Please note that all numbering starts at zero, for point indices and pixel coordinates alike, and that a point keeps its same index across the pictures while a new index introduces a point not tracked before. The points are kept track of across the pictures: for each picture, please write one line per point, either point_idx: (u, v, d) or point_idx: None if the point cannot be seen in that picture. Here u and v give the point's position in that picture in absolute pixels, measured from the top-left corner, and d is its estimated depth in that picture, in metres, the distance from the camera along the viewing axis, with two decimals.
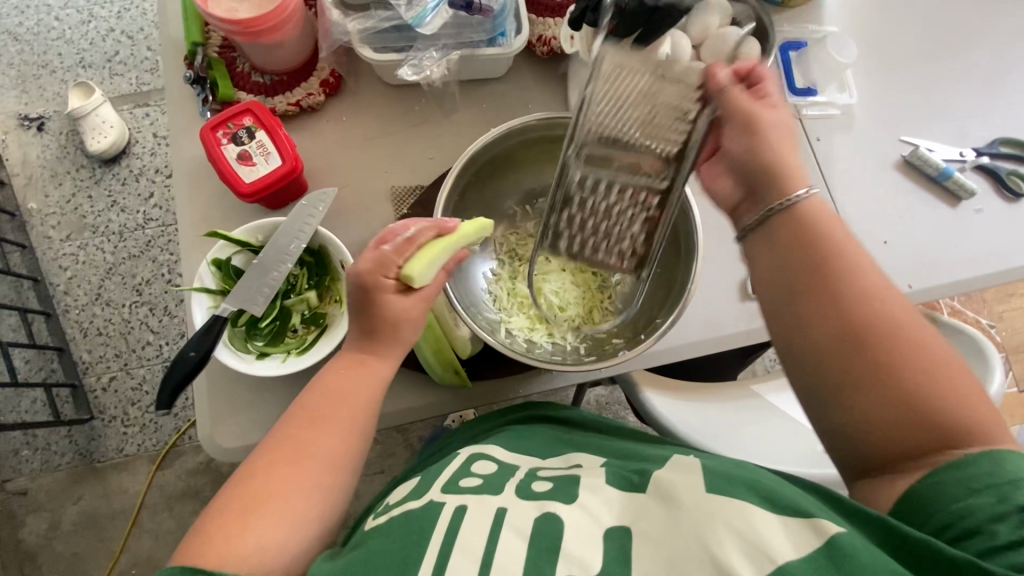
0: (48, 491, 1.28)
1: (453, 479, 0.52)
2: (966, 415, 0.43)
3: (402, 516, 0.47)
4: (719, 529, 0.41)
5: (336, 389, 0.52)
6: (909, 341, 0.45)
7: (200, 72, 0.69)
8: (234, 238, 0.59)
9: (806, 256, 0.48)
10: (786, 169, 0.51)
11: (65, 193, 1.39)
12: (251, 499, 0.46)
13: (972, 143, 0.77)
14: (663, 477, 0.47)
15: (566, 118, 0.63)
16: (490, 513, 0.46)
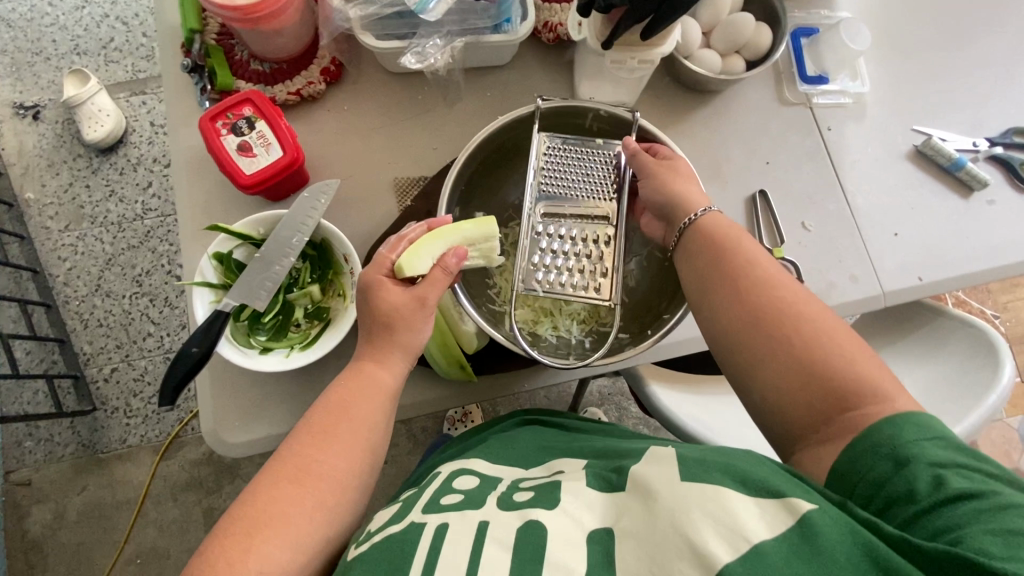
0: (52, 481, 1.28)
1: (434, 497, 0.49)
2: (874, 386, 0.42)
3: (382, 542, 0.44)
4: (696, 520, 0.38)
5: (345, 403, 0.51)
6: (813, 325, 0.46)
7: (197, 60, 0.67)
8: (235, 232, 0.58)
9: (709, 257, 0.52)
10: (681, 198, 0.55)
11: (63, 183, 1.37)
12: (251, 522, 0.44)
13: (985, 132, 0.76)
14: (638, 471, 0.45)
15: (575, 108, 0.62)
16: (472, 528, 0.43)
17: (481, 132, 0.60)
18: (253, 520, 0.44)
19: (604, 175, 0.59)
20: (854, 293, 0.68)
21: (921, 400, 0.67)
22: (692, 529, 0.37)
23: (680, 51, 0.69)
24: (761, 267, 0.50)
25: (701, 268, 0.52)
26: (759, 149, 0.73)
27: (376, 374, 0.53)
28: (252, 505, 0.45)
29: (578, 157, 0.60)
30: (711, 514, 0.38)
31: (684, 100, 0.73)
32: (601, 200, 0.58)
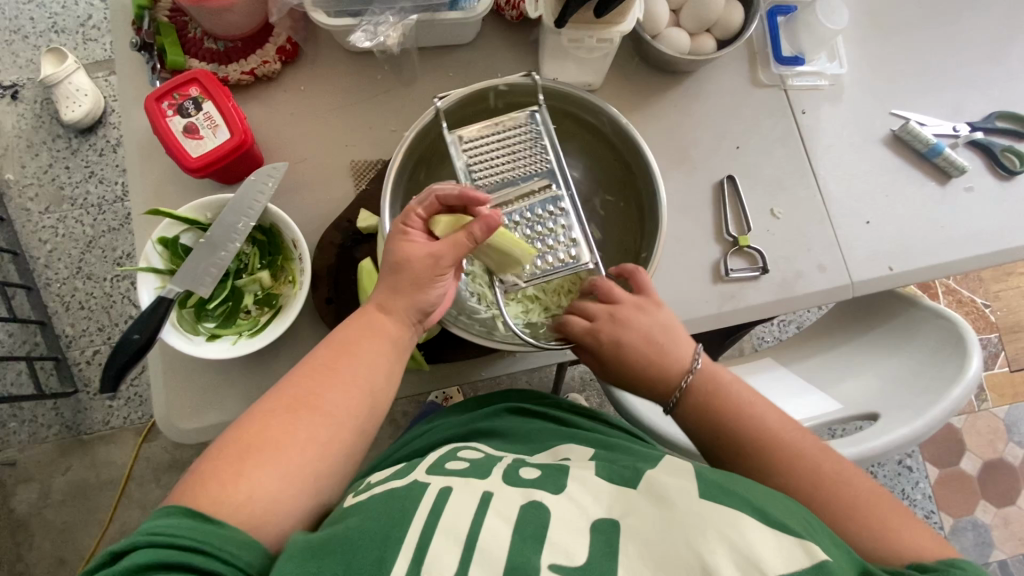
0: (37, 461, 1.29)
1: (440, 463, 0.51)
2: (855, 514, 0.46)
3: (386, 493, 0.46)
4: (712, 541, 0.38)
5: (348, 343, 0.52)
6: (803, 459, 0.49)
7: (147, 38, 0.65)
8: (179, 217, 0.57)
9: (645, 351, 0.55)
10: (673, 343, 0.56)
11: (42, 165, 1.36)
12: (248, 445, 0.45)
13: (966, 117, 0.73)
14: (658, 479, 0.45)
15: (484, 88, 0.59)
16: (475, 496, 0.44)
17: (408, 135, 0.57)
18: (249, 445, 0.45)
19: (533, 146, 0.59)
20: (822, 282, 0.67)
21: (890, 389, 0.66)
22: (706, 548, 0.38)
23: (646, 30, 0.66)
24: (679, 349, 0.56)
25: (632, 354, 0.55)
26: (730, 132, 0.70)
27: (382, 318, 0.53)
28: (248, 434, 0.45)
29: (499, 140, 0.59)
30: (729, 537, 0.38)
31: (652, 81, 0.71)
32: (539, 172, 0.58)
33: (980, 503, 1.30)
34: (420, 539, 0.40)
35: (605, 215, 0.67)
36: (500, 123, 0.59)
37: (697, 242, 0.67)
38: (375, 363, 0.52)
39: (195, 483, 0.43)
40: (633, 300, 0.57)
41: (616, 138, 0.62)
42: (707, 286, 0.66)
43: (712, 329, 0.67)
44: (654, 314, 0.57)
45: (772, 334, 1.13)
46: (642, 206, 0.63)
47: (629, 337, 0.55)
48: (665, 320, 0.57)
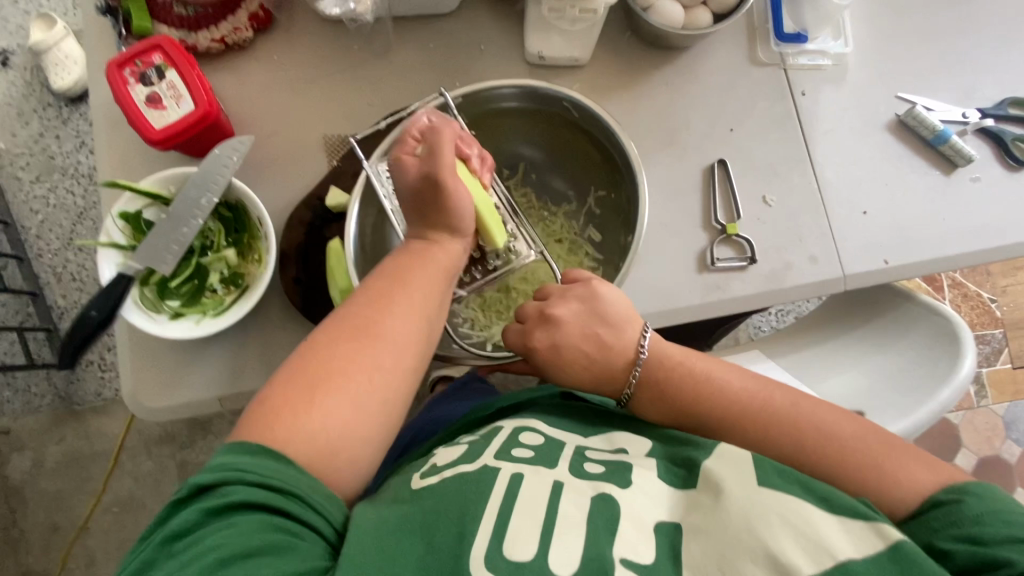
0: (31, 430, 1.31)
1: (507, 445, 0.48)
2: (859, 456, 0.45)
3: (455, 476, 0.44)
4: (777, 532, 0.38)
5: (401, 275, 0.50)
6: (782, 419, 0.49)
7: (113, 2, 0.63)
8: (141, 190, 0.55)
9: (586, 348, 0.55)
10: (614, 333, 0.54)
11: (33, 134, 1.34)
12: (318, 375, 0.44)
13: (977, 102, 0.69)
14: (711, 468, 0.43)
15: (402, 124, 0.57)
16: (547, 487, 0.43)
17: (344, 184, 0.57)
18: (307, 393, 0.43)
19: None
20: (812, 274, 0.64)
21: (879, 386, 0.64)
22: (771, 537, 0.37)
23: (637, 1, 0.62)
24: (623, 339, 0.54)
25: (572, 358, 0.55)
26: (724, 114, 0.67)
27: (431, 250, 0.52)
28: (307, 369, 0.44)
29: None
30: (790, 522, 0.38)
31: (643, 58, 0.67)
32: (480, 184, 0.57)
33: None
34: (498, 524, 0.40)
35: (602, 212, 0.63)
36: (412, 143, 0.58)
37: (683, 229, 0.65)
38: (429, 291, 0.50)
39: (253, 423, 0.42)
40: (560, 290, 0.56)
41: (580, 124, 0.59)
42: (691, 276, 0.64)
43: (696, 321, 0.65)
44: (585, 294, 0.55)
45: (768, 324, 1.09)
46: (625, 201, 0.60)
47: (566, 335, 0.55)
48: (595, 301, 0.54)
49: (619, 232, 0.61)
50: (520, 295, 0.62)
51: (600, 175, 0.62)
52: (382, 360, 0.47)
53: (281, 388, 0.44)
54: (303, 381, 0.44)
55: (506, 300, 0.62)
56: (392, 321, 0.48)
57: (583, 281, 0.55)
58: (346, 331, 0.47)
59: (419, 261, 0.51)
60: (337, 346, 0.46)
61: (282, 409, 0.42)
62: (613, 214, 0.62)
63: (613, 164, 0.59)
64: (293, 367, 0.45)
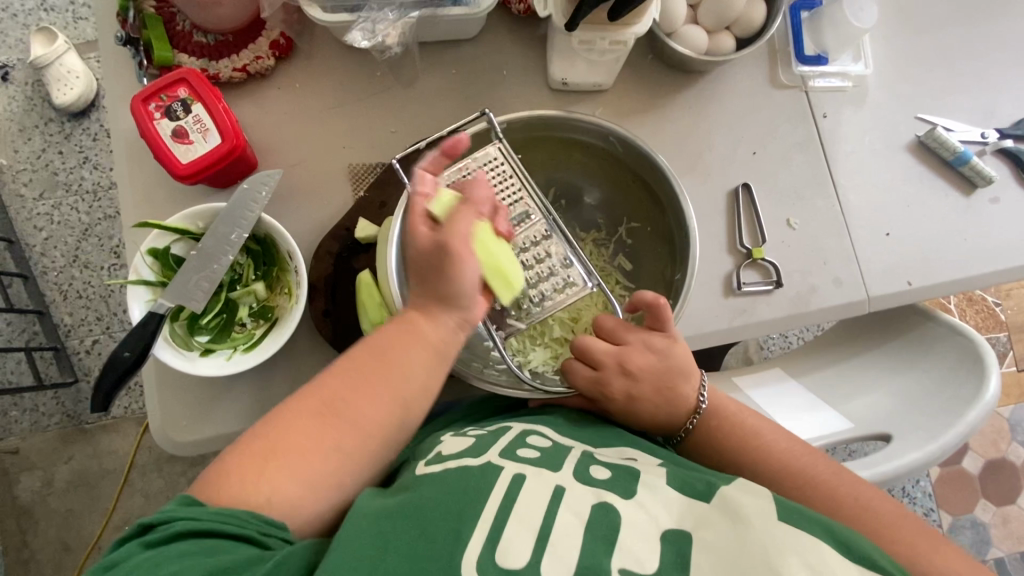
0: (39, 450, 1.27)
1: (511, 445, 0.47)
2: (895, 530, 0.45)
3: (460, 470, 0.43)
4: (791, 563, 0.36)
5: (387, 358, 0.48)
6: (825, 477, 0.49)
7: (133, 32, 0.62)
8: (169, 227, 0.54)
9: (656, 401, 0.55)
10: (679, 377, 0.55)
11: (35, 150, 1.25)
12: (271, 447, 0.43)
13: (995, 123, 0.69)
14: (731, 494, 0.41)
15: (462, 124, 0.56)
16: (549, 488, 0.42)
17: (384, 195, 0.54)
18: (269, 455, 0.42)
19: (512, 181, 0.56)
20: (838, 297, 0.64)
21: (904, 408, 0.64)
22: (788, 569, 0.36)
23: (663, 27, 0.62)
24: (685, 389, 0.55)
25: (642, 405, 0.55)
26: (747, 137, 0.67)
27: (426, 330, 0.49)
28: (273, 439, 0.43)
29: (468, 180, 0.56)
30: (809, 563, 0.36)
31: (666, 82, 0.67)
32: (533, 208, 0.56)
33: (980, 503, 1.23)
34: (495, 528, 0.38)
35: (634, 244, 0.65)
36: (460, 167, 0.56)
37: (708, 253, 0.65)
38: (411, 384, 0.48)
39: (217, 477, 0.41)
40: (637, 339, 0.56)
41: (631, 160, 0.59)
42: (718, 300, 0.64)
43: (722, 344, 0.65)
44: (661, 349, 0.55)
45: (779, 343, 1.07)
46: (669, 242, 0.60)
47: (641, 388, 0.55)
48: (670, 358, 0.55)
49: (663, 266, 0.62)
50: (555, 324, 0.60)
51: (641, 208, 0.63)
52: (348, 444, 0.45)
53: (251, 443, 0.43)
54: (267, 447, 0.43)
55: (541, 329, 0.60)
56: (367, 415, 0.46)
57: (660, 326, 0.55)
58: (325, 410, 0.45)
59: (413, 345, 0.49)
60: (311, 418, 0.45)
61: (243, 468, 0.41)
62: (655, 249, 0.63)
63: (659, 198, 0.60)
64: (262, 435, 0.43)
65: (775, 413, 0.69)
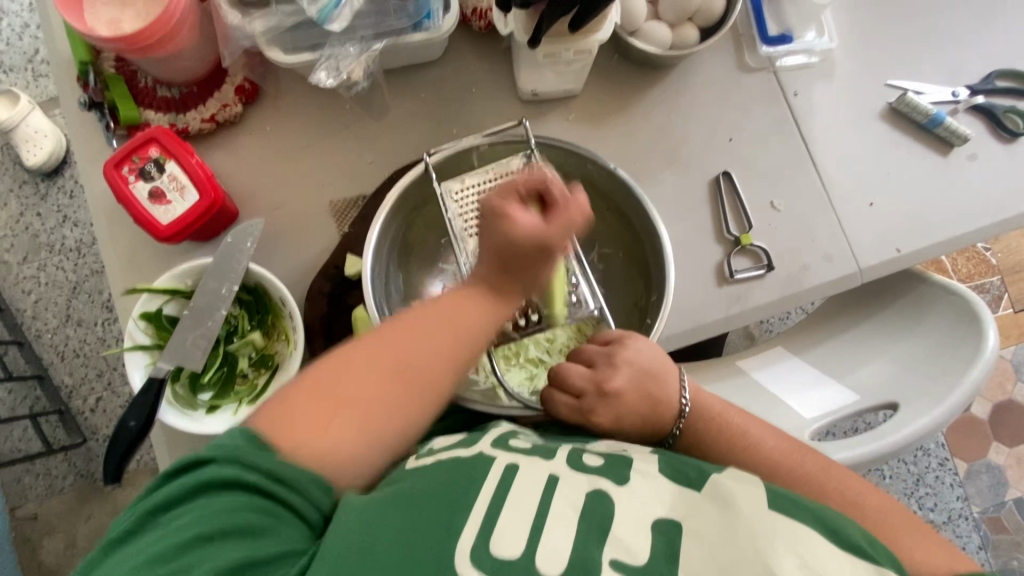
0: (58, 513, 1.17)
1: (502, 437, 0.47)
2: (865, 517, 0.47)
3: (450, 461, 0.43)
4: (780, 553, 0.36)
5: (445, 301, 0.50)
6: (811, 466, 0.51)
7: (95, 95, 0.61)
8: (158, 289, 0.54)
9: (640, 409, 0.55)
10: (655, 389, 0.55)
11: (13, 213, 1.18)
12: (329, 401, 0.44)
13: (964, 79, 0.70)
14: (721, 479, 0.41)
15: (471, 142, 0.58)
16: (543, 478, 0.41)
17: (401, 184, 0.56)
18: (335, 400, 0.45)
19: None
20: (829, 272, 0.65)
21: (905, 374, 0.65)
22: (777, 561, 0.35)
23: (625, 27, 0.62)
24: (665, 390, 0.55)
25: (628, 420, 0.55)
26: (722, 124, 0.67)
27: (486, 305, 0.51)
28: (344, 376, 0.46)
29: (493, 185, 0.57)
30: (798, 551, 0.36)
31: (635, 78, 0.67)
32: None
33: (991, 446, 1.23)
34: (487, 518, 0.38)
35: (608, 266, 0.63)
36: (490, 173, 0.57)
37: (697, 245, 0.65)
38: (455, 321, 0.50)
39: (285, 414, 0.43)
40: (604, 357, 0.55)
41: (617, 195, 0.60)
42: (712, 290, 0.64)
43: (720, 333, 0.65)
44: (626, 355, 0.54)
45: (779, 320, 1.08)
46: (648, 264, 0.60)
47: (620, 402, 0.55)
48: (640, 361, 0.54)
49: (638, 294, 0.62)
50: (531, 344, 0.60)
51: (617, 235, 0.63)
52: (410, 385, 0.47)
53: (325, 380, 0.45)
54: (339, 383, 0.45)
55: (517, 348, 0.59)
56: (421, 358, 0.48)
57: (617, 341, 0.55)
58: (389, 346, 0.47)
59: (473, 298, 0.51)
60: (373, 375, 0.46)
61: (315, 411, 0.44)
62: (630, 277, 0.63)
63: (639, 233, 0.60)
64: (338, 369, 0.46)
65: (781, 397, 0.70)
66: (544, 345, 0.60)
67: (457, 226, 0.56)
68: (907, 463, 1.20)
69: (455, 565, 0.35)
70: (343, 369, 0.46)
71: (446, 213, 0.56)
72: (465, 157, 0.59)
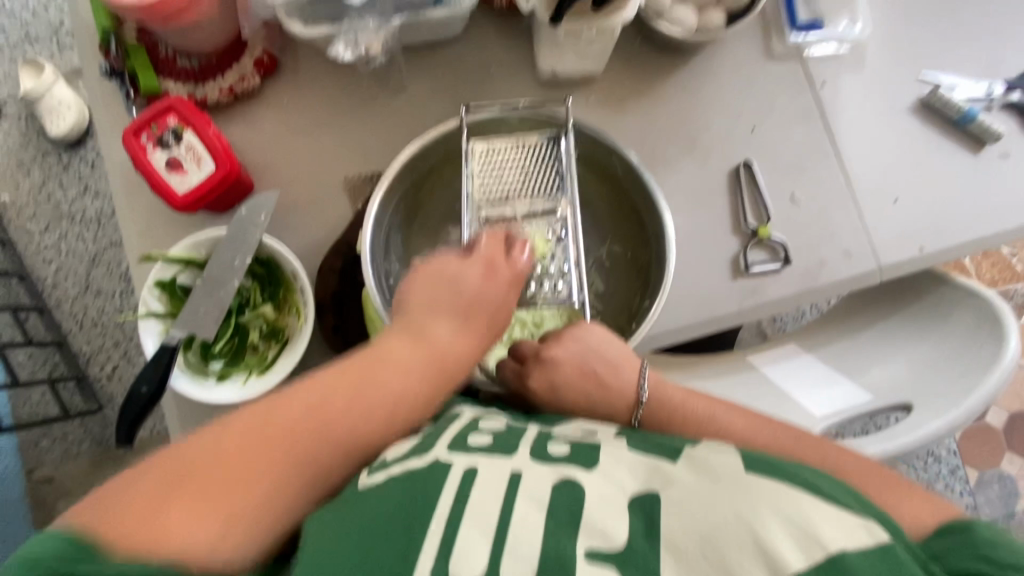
0: (73, 478, 1.16)
1: (461, 435, 0.45)
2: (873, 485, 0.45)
3: (404, 476, 0.40)
4: (766, 515, 0.34)
5: (381, 358, 0.48)
6: (815, 449, 0.49)
7: (116, 63, 0.61)
8: (173, 258, 0.55)
9: (586, 387, 0.55)
10: (611, 378, 0.55)
11: (36, 183, 1.19)
12: (207, 484, 0.38)
13: (1001, 75, 0.67)
14: (697, 453, 0.41)
15: (504, 114, 0.58)
16: (504, 477, 0.39)
17: (424, 137, 0.56)
18: (240, 476, 0.39)
19: (550, 176, 0.56)
20: (848, 268, 0.63)
21: (925, 375, 0.63)
22: (760, 522, 0.34)
23: (649, 9, 0.61)
24: (621, 379, 0.55)
25: (570, 394, 0.55)
26: (745, 113, 0.66)
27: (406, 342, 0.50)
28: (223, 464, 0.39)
29: (517, 156, 0.57)
30: (783, 511, 0.34)
31: (657, 64, 0.66)
32: (547, 196, 0.55)
33: (1005, 456, 1.20)
34: (445, 538, 0.35)
35: (613, 266, 0.63)
36: (521, 141, 0.57)
37: (712, 235, 0.64)
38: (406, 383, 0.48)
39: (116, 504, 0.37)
40: (555, 334, 0.56)
41: (625, 179, 0.59)
42: (726, 283, 0.63)
43: (731, 326, 0.64)
44: (578, 338, 0.54)
45: (793, 317, 1.06)
46: (647, 264, 0.60)
47: (561, 376, 0.55)
48: (595, 349, 0.54)
49: (636, 290, 0.61)
50: (516, 324, 0.61)
51: (623, 227, 0.62)
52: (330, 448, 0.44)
53: (201, 451, 0.40)
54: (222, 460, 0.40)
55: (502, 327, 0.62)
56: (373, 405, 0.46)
57: (573, 325, 0.55)
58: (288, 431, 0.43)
59: (402, 343, 0.50)
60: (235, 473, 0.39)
61: (198, 494, 0.38)
62: (632, 273, 0.62)
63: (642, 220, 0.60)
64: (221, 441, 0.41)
65: (791, 392, 0.69)
66: (530, 327, 0.62)
67: (475, 182, 0.56)
68: (916, 468, 1.18)
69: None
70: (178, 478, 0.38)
71: (466, 167, 0.56)
72: (495, 125, 0.59)
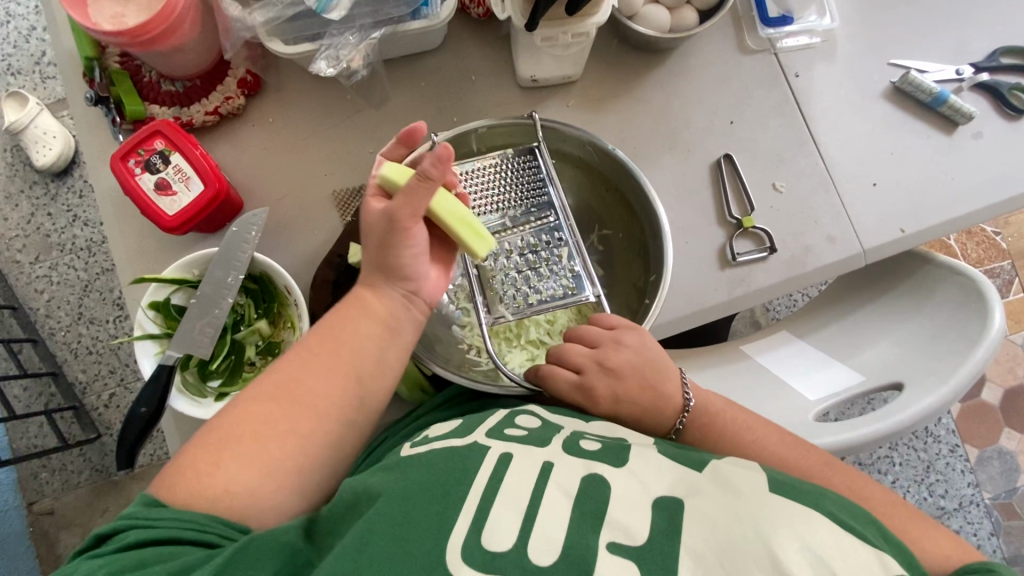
0: (75, 509, 1.15)
1: (499, 425, 0.46)
2: (882, 507, 0.47)
3: (445, 450, 0.43)
4: (782, 534, 0.35)
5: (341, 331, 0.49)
6: (836, 466, 0.50)
7: (100, 90, 0.61)
8: (166, 279, 0.55)
9: (641, 399, 0.55)
10: (659, 376, 0.55)
11: (24, 214, 1.19)
12: (227, 447, 0.43)
13: (969, 57, 0.69)
14: (723, 467, 0.41)
15: (474, 126, 0.58)
16: (536, 466, 0.41)
17: None
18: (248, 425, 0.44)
19: (535, 183, 0.58)
20: (834, 253, 0.64)
21: (915, 353, 0.64)
22: (777, 540, 0.34)
23: (623, 11, 0.62)
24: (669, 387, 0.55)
25: (617, 396, 0.55)
26: (723, 107, 0.67)
27: (375, 303, 0.49)
28: (245, 420, 0.45)
29: (497, 171, 0.58)
30: (797, 529, 0.35)
31: (634, 64, 0.67)
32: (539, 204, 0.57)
33: (1003, 432, 1.21)
34: (480, 509, 0.37)
35: (607, 248, 0.64)
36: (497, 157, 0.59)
37: (698, 228, 0.65)
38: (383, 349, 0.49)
39: (176, 471, 0.42)
40: (603, 338, 0.55)
41: (616, 176, 0.60)
42: (714, 273, 0.64)
43: (720, 317, 0.65)
44: (631, 342, 0.55)
45: (785, 304, 1.08)
46: (644, 247, 0.60)
47: (620, 384, 0.55)
48: (645, 350, 0.55)
49: (637, 274, 0.61)
50: (532, 325, 0.61)
51: (616, 215, 0.63)
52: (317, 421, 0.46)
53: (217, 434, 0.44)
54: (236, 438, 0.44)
55: (518, 330, 0.61)
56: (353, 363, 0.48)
57: (614, 327, 0.56)
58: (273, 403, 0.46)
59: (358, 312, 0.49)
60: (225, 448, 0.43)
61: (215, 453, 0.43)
62: (629, 260, 0.63)
63: (636, 212, 0.60)
64: (230, 418, 0.45)
65: (785, 378, 0.70)
66: (544, 326, 0.62)
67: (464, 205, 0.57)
68: (916, 449, 1.19)
69: (448, 563, 0.35)
70: (203, 452, 0.43)
71: None
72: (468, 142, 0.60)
